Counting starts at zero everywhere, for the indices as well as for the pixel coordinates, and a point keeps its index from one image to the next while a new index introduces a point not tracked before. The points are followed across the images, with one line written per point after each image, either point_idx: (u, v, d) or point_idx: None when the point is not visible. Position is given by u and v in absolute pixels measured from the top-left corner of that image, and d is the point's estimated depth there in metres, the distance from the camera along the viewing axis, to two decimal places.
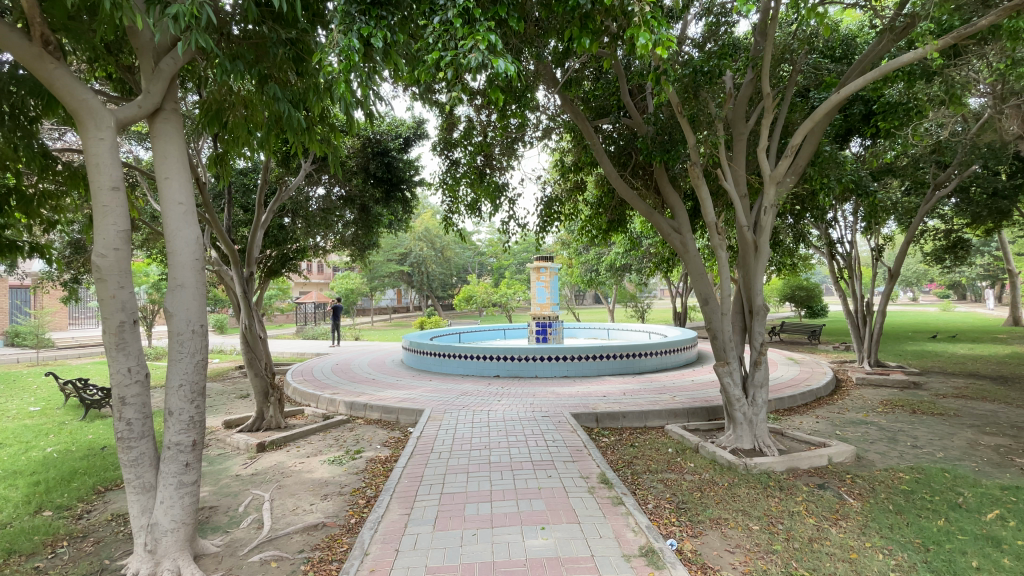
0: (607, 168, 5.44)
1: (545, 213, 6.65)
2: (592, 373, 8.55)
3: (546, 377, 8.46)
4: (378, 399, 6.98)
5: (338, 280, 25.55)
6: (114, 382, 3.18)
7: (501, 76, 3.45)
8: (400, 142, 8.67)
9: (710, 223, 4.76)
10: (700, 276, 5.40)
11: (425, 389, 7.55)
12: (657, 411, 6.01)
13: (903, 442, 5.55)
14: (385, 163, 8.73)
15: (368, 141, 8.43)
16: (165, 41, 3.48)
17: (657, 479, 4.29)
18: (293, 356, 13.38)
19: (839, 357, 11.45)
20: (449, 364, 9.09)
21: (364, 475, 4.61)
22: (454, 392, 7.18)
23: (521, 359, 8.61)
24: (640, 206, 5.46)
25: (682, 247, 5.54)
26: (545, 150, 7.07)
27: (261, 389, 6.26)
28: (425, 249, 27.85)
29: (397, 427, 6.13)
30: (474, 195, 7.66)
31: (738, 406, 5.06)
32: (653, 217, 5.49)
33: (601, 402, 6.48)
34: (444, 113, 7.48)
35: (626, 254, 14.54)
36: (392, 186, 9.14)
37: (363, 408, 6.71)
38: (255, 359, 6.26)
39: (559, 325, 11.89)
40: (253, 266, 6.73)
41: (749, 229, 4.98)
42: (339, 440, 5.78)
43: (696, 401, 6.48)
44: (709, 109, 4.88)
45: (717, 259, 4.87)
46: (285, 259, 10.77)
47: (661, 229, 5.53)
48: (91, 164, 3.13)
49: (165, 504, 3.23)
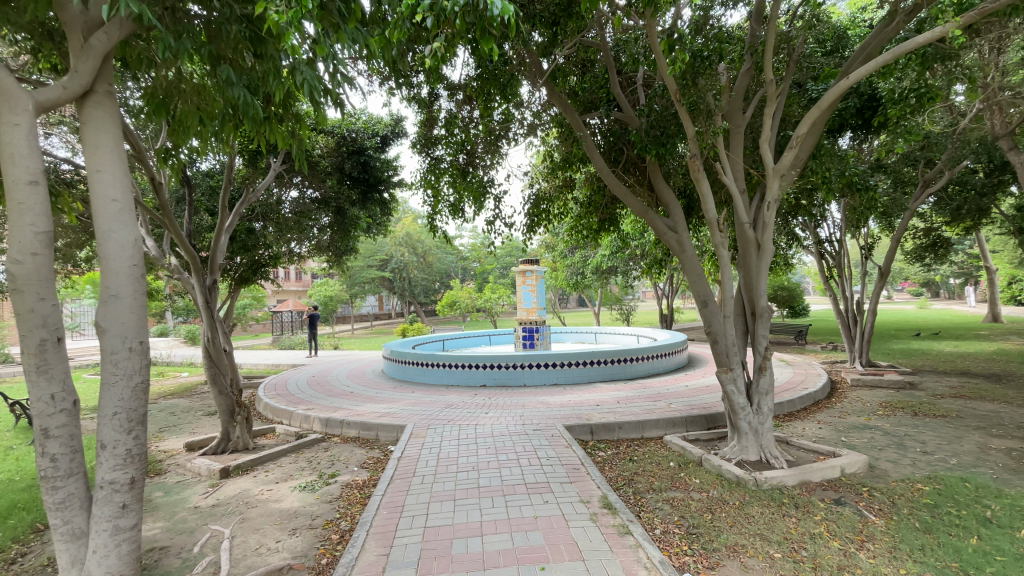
0: (600, 164, 5.09)
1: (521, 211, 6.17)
2: (582, 380, 8.19)
3: (535, 386, 8.06)
4: (356, 414, 6.50)
5: (316, 288, 24.79)
6: (34, 412, 2.69)
7: (495, 28, 3.08)
8: (376, 141, 8.23)
9: (711, 220, 4.41)
10: (698, 277, 5.08)
11: (406, 401, 7.09)
12: (655, 421, 5.66)
13: (913, 448, 5.29)
14: (361, 163, 8.29)
15: (342, 139, 8.01)
16: (97, 14, 3.01)
17: (662, 499, 3.92)
18: (268, 369, 12.73)
19: (829, 357, 11.29)
20: (432, 374, 8.63)
21: (339, 504, 4.15)
22: (438, 405, 6.73)
23: (508, 366, 8.20)
24: (634, 204, 5.12)
25: (678, 246, 5.20)
26: (530, 147, 6.74)
27: (226, 407, 5.74)
28: (406, 254, 27.27)
29: (377, 446, 5.66)
30: (456, 194, 7.24)
31: (743, 415, 4.72)
32: (647, 214, 5.15)
33: (594, 412, 6.10)
34: (424, 109, 7.09)
35: (612, 256, 14.25)
36: (368, 188, 8.68)
37: (339, 425, 6.22)
38: (219, 374, 5.76)
39: (546, 330, 11.51)
40: (217, 274, 6.20)
41: (750, 227, 4.66)
42: (312, 462, 5.29)
43: (694, 409, 6.15)
44: (708, 98, 4.48)
45: (718, 260, 4.52)
46: (256, 266, 10.17)
47: (655, 227, 5.19)
48: (4, 154, 2.65)
49: (98, 554, 2.75)
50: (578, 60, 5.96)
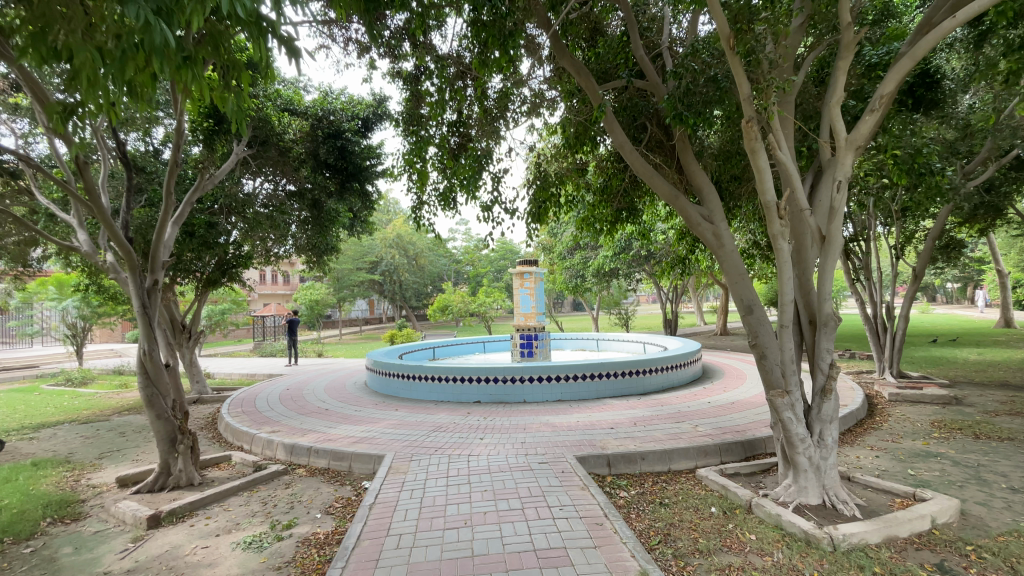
0: (621, 138, 4.15)
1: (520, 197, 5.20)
2: (589, 395, 7.23)
3: (537, 402, 7.09)
4: (327, 439, 5.50)
5: (302, 291, 23.73)
6: None
7: None
8: (357, 124, 7.26)
9: (770, 205, 3.42)
10: (740, 278, 4.15)
11: (388, 422, 6.09)
12: (683, 450, 4.72)
13: (997, 483, 4.38)
14: (338, 148, 7.31)
15: (317, 121, 7.07)
16: None
17: (715, 569, 2.98)
18: (241, 379, 11.68)
19: (853, 367, 10.41)
20: (420, 387, 7.66)
21: (289, 572, 3.16)
22: (424, 427, 5.75)
23: (504, 380, 7.22)
24: (663, 188, 4.18)
25: (715, 240, 4.27)
26: (532, 128, 5.85)
27: (166, 435, 4.76)
28: (397, 256, 26.26)
29: (349, 482, 4.68)
30: (448, 182, 6.20)
31: (802, 449, 3.79)
32: (678, 201, 4.20)
33: (609, 437, 5.14)
34: (410, 83, 6.19)
35: (614, 256, 13.35)
36: (347, 178, 7.67)
37: (306, 453, 5.23)
38: (157, 397, 4.76)
39: (546, 337, 10.55)
40: (159, 274, 5.09)
41: (811, 213, 3.73)
42: (267, 505, 4.30)
43: (726, 433, 5.22)
44: (766, 48, 3.52)
45: (776, 256, 3.53)
46: (226, 267, 9.29)
47: (688, 217, 4.25)
48: None
49: None
50: (590, 23, 5.09)
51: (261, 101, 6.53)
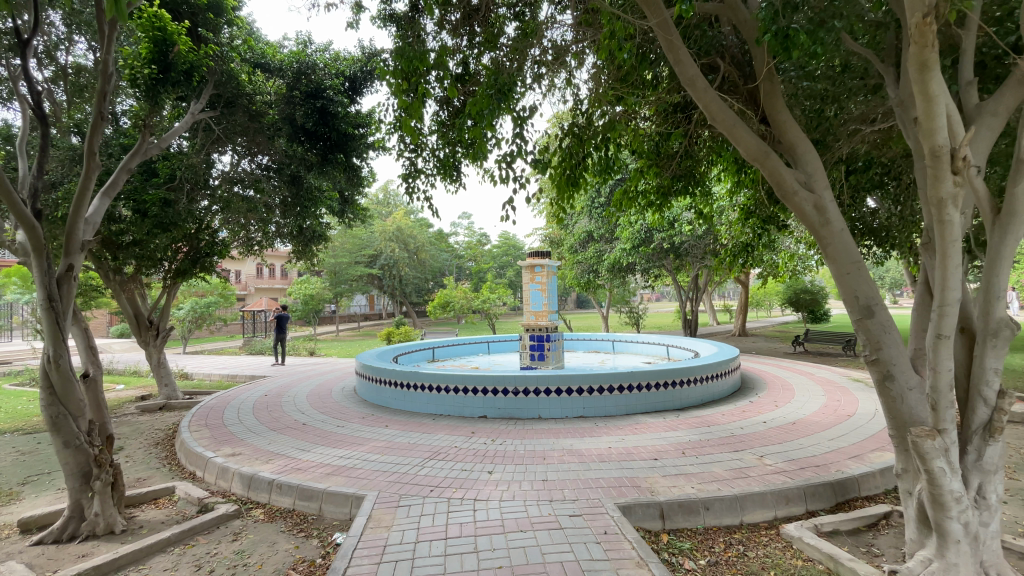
0: (694, 71, 3.00)
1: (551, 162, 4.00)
2: (616, 410, 6.07)
3: (555, 419, 5.93)
4: (294, 469, 4.35)
5: (296, 285, 22.62)
6: None
7: None
8: (342, 83, 6.04)
9: (942, 152, 2.28)
10: (855, 267, 3.03)
11: (374, 445, 4.94)
12: (759, 496, 3.57)
13: None
14: (317, 111, 6.07)
15: (295, 77, 5.93)
16: None
17: None
18: (220, 382, 10.55)
19: None
20: (416, 398, 6.52)
21: None
22: (418, 453, 4.60)
23: (515, 392, 6.05)
24: (750, 142, 3.03)
25: (819, 213, 3.11)
26: (557, 82, 4.68)
27: (76, 468, 3.65)
28: (397, 250, 25.14)
29: (315, 534, 3.54)
30: (450, 150, 5.01)
31: (954, 511, 2.67)
32: (771, 158, 3.04)
33: (656, 472, 3.98)
34: (405, 28, 5.02)
35: (633, 249, 12.13)
36: (329, 149, 6.40)
37: (267, 489, 4.10)
38: (65, 418, 3.63)
39: (559, 337, 9.37)
40: (77, 258, 3.94)
41: (979, 172, 2.59)
42: (200, 570, 3.16)
43: (805, 470, 4.06)
44: None
45: (943, 231, 2.42)
46: (198, 256, 8.25)
47: (783, 181, 3.09)
48: None
49: None
50: None
51: (223, 51, 5.41)
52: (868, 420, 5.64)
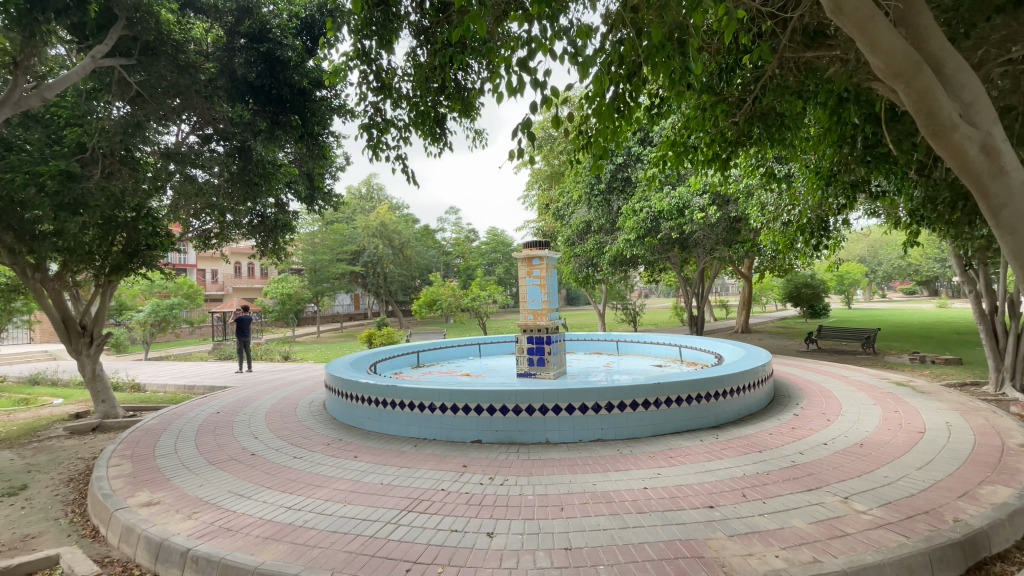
0: None
1: (597, 83, 2.76)
2: (640, 430, 4.99)
3: (566, 443, 4.82)
4: (222, 531, 3.17)
5: (272, 284, 21.24)
6: None
7: None
8: (292, 25, 4.89)
9: None
10: None
11: (337, 488, 3.78)
12: (875, 570, 2.50)
13: None
14: (263, 58, 4.98)
15: (232, 17, 4.85)
16: None
17: None
18: (174, 395, 9.26)
19: (943, 376, 8.27)
20: (396, 419, 5.38)
21: None
22: (393, 502, 3.46)
23: (517, 412, 4.93)
24: (895, 46, 2.24)
25: (989, 149, 2.28)
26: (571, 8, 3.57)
27: None
28: (381, 246, 23.89)
29: None
30: (433, 103, 3.85)
31: None
32: (926, 70, 2.24)
33: (720, 532, 2.88)
34: None
35: (637, 240, 11.05)
36: (282, 111, 5.27)
37: (179, 564, 2.93)
38: None
39: (558, 338, 8.24)
40: None
41: None
42: None
43: (915, 521, 3.00)
44: None
45: None
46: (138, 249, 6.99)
47: (941, 103, 2.27)
48: None
49: None
50: None
51: None
52: (947, 437, 4.62)
